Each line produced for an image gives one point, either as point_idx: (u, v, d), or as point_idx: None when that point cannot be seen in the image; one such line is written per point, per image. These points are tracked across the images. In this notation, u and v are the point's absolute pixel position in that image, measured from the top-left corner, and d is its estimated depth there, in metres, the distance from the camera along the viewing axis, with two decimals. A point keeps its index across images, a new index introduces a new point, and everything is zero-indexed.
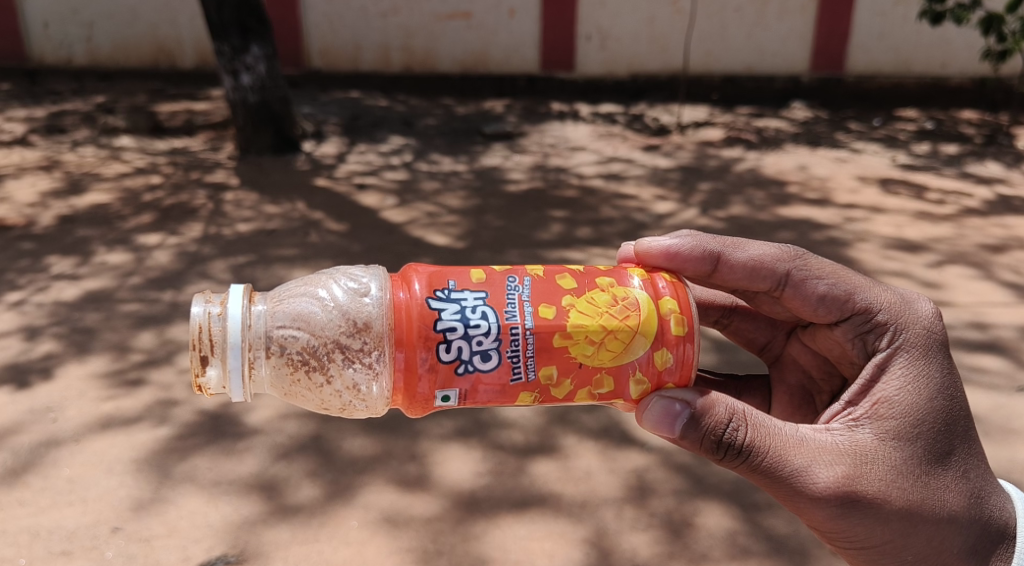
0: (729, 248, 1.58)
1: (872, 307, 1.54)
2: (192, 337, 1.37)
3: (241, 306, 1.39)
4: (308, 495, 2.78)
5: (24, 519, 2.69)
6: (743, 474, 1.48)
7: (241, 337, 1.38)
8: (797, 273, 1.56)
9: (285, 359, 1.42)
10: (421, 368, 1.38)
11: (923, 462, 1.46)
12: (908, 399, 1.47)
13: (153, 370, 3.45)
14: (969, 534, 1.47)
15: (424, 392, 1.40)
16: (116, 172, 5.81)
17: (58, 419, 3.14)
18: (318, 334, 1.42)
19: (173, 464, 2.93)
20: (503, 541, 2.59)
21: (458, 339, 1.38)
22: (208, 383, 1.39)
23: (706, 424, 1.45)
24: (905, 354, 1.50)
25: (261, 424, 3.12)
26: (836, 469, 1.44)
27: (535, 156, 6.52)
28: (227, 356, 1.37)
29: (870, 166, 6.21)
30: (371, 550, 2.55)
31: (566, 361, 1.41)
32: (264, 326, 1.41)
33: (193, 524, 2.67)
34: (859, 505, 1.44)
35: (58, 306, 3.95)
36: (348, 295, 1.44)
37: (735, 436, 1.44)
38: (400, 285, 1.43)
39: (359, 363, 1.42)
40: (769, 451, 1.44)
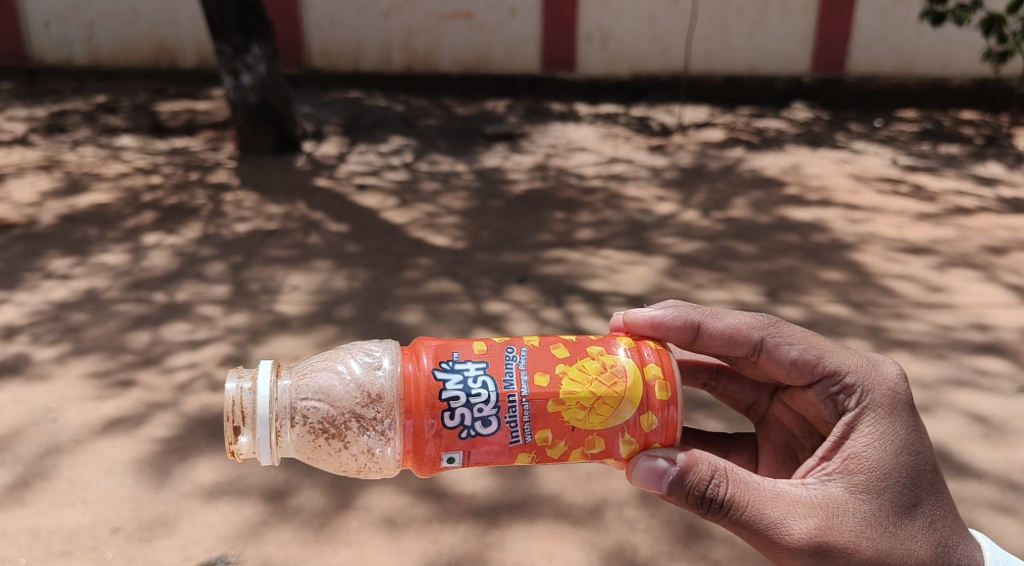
0: (709, 317, 1.63)
1: (841, 370, 1.61)
2: (226, 410, 1.45)
3: (268, 381, 1.47)
4: (309, 497, 2.76)
5: (23, 520, 2.69)
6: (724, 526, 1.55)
7: (269, 409, 1.45)
8: (770, 339, 1.62)
9: (309, 430, 1.49)
10: (428, 433, 1.46)
11: (889, 514, 1.55)
12: (875, 454, 1.56)
13: (153, 371, 3.44)
14: None
15: (432, 454, 1.47)
16: (116, 172, 5.81)
17: (57, 420, 3.13)
18: (338, 407, 1.49)
19: (174, 464, 2.92)
20: (504, 542, 2.59)
21: (461, 407, 1.46)
22: (238, 452, 1.46)
23: (690, 481, 1.51)
24: (872, 414, 1.58)
25: None
26: (809, 521, 1.52)
27: (536, 156, 6.52)
28: (256, 427, 1.45)
29: (870, 167, 6.21)
30: (372, 551, 2.55)
31: (560, 425, 1.48)
32: (289, 398, 1.49)
33: (193, 524, 2.67)
34: (834, 555, 1.52)
35: (56, 306, 3.94)
36: (364, 369, 1.50)
37: (717, 492, 1.51)
38: (409, 358, 1.51)
39: (374, 430, 1.48)
40: (749, 506, 1.51)
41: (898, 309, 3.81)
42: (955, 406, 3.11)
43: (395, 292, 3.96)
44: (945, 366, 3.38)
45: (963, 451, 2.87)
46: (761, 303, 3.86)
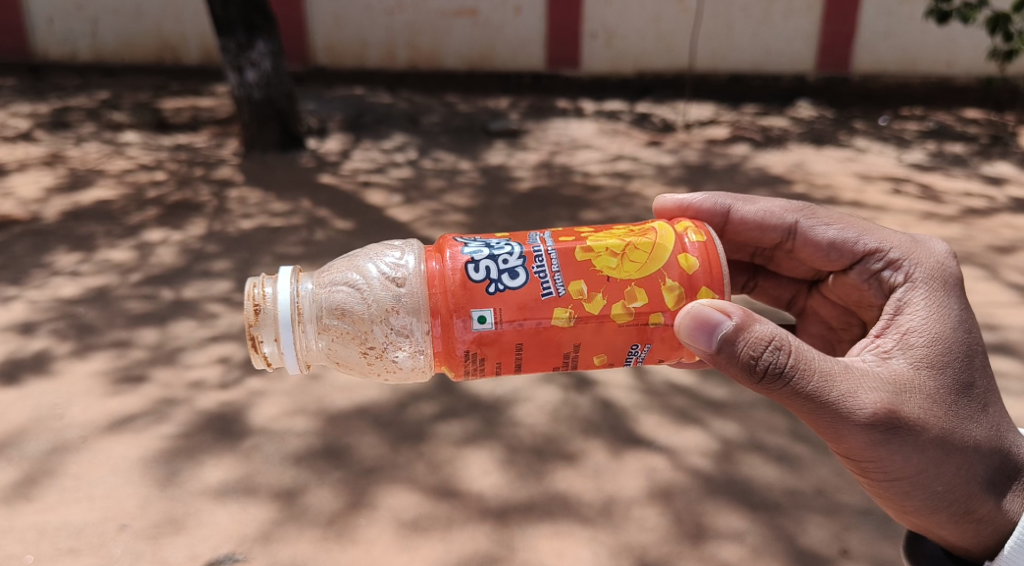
0: (739, 204, 2.00)
1: (883, 248, 1.88)
2: (248, 297, 1.66)
3: (287, 272, 1.68)
4: (321, 495, 2.76)
5: (31, 516, 2.69)
6: (782, 395, 1.67)
7: (289, 292, 1.66)
8: (802, 223, 1.97)
9: (330, 328, 1.69)
10: (469, 292, 1.63)
11: (953, 392, 1.69)
12: (933, 330, 1.74)
13: (159, 367, 3.44)
14: (991, 463, 1.69)
15: (463, 310, 1.62)
16: (119, 168, 5.80)
17: (65, 417, 3.13)
18: (351, 304, 1.68)
19: (182, 462, 2.91)
20: (512, 541, 2.59)
21: (484, 260, 1.65)
22: (265, 358, 1.67)
23: (745, 345, 1.64)
24: (924, 289, 1.81)
25: (266, 421, 3.11)
26: (873, 395, 1.66)
27: (541, 154, 6.51)
28: (276, 308, 1.65)
29: (876, 166, 6.21)
30: (380, 549, 2.56)
31: (595, 278, 1.66)
32: (311, 287, 1.70)
33: (202, 523, 2.67)
34: (892, 425, 1.66)
35: (62, 302, 3.94)
36: (387, 261, 1.71)
37: (775, 357, 1.64)
38: (433, 256, 1.69)
39: (400, 297, 1.67)
40: (809, 372, 1.65)
41: None
42: None
43: None
44: None
45: None
46: None
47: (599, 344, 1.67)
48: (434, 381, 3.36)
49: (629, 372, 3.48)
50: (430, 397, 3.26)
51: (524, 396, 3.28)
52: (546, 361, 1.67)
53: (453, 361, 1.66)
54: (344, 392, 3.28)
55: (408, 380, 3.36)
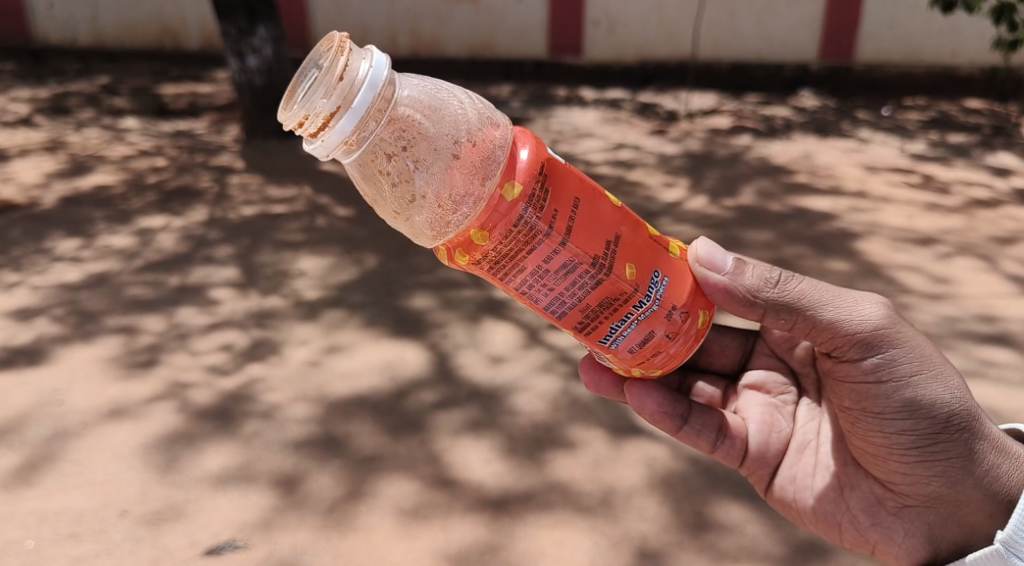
0: None
1: None
2: (335, 68, 1.59)
3: (386, 65, 1.63)
4: (320, 483, 2.77)
5: (32, 502, 2.69)
6: (800, 309, 1.89)
7: (378, 87, 1.61)
8: None
9: (399, 130, 1.66)
10: (551, 155, 1.72)
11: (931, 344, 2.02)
12: None
13: (159, 354, 3.44)
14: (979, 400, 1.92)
15: (532, 162, 1.68)
16: (120, 154, 5.79)
17: (65, 403, 3.13)
18: (431, 121, 1.68)
19: (182, 449, 2.91)
20: (512, 529, 2.60)
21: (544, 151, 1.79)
22: (324, 101, 1.59)
23: (761, 274, 1.89)
24: None
25: (267, 409, 3.11)
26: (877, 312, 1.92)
27: (543, 142, 6.49)
28: (358, 92, 1.59)
29: (879, 156, 6.20)
30: (380, 537, 2.57)
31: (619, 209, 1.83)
32: (392, 92, 1.65)
33: (201, 510, 2.67)
34: (897, 343, 1.88)
35: (63, 288, 3.94)
36: (468, 121, 1.71)
37: (793, 279, 1.90)
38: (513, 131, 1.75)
39: (466, 160, 1.68)
40: (823, 291, 1.90)
41: (905, 300, 3.80)
42: None
43: (402, 279, 4.05)
44: (954, 357, 3.37)
45: None
46: None
47: (634, 249, 1.76)
48: (433, 369, 3.36)
49: None
50: (429, 385, 3.27)
51: (523, 384, 3.27)
52: (588, 244, 1.70)
53: (505, 214, 1.65)
54: (345, 380, 3.28)
55: (408, 368, 3.36)
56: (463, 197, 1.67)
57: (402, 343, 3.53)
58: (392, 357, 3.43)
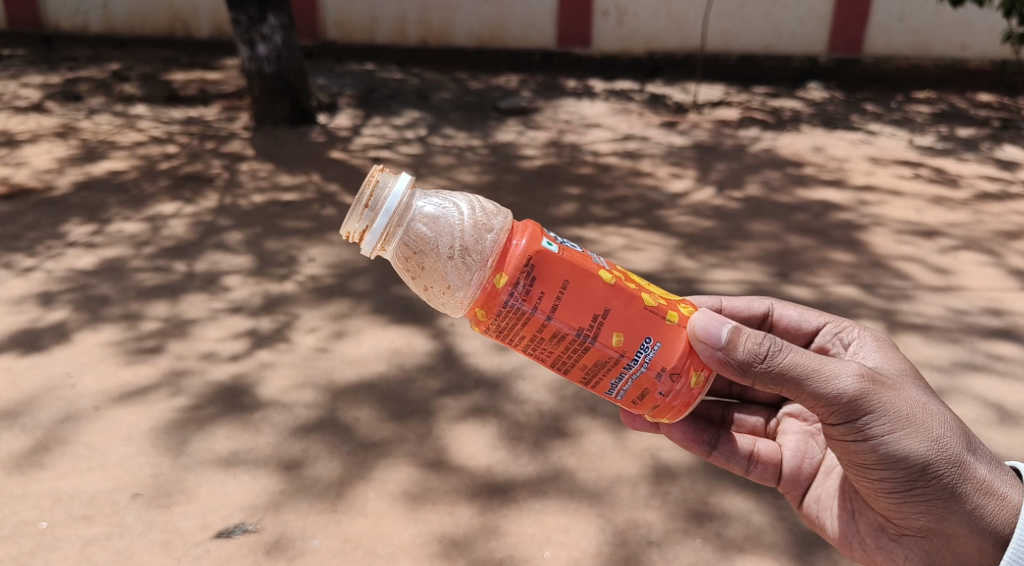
0: (725, 304, 2.19)
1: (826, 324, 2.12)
2: (362, 189, 1.74)
3: (405, 185, 1.74)
4: (328, 467, 2.80)
5: (45, 483, 2.73)
6: (777, 380, 1.75)
7: (395, 207, 1.73)
8: (770, 313, 2.17)
9: (419, 236, 1.77)
10: (544, 238, 1.74)
11: (921, 382, 1.86)
12: (885, 351, 1.97)
13: (170, 339, 3.47)
14: (971, 442, 1.79)
15: (525, 248, 1.72)
16: (130, 141, 5.81)
17: (77, 387, 3.16)
18: (447, 227, 1.78)
19: (192, 434, 2.94)
20: (518, 515, 2.63)
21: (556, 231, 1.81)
22: (355, 223, 1.73)
23: (740, 343, 1.76)
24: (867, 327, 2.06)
25: (276, 394, 3.14)
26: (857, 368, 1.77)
27: (550, 132, 6.50)
28: (376, 215, 1.73)
29: (887, 149, 6.21)
30: (388, 521, 2.59)
31: (629, 277, 1.81)
32: (413, 209, 1.77)
33: (211, 493, 2.70)
34: (876, 399, 1.74)
35: (75, 273, 3.97)
36: (476, 221, 1.78)
37: (766, 347, 1.76)
38: (522, 224, 1.78)
39: (469, 259, 1.76)
40: (798, 357, 1.75)
41: (912, 292, 3.82)
42: (970, 392, 3.11)
43: None
44: (959, 350, 3.39)
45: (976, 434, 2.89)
46: (772, 283, 3.89)
47: (624, 318, 1.75)
48: (439, 356, 3.39)
49: None
50: (437, 373, 3.29)
51: (529, 372, 3.30)
52: (574, 315, 1.73)
53: (496, 296, 1.72)
54: (353, 367, 3.31)
55: (416, 356, 3.39)
56: (466, 283, 1.75)
57: (410, 330, 3.56)
58: (400, 344, 3.46)
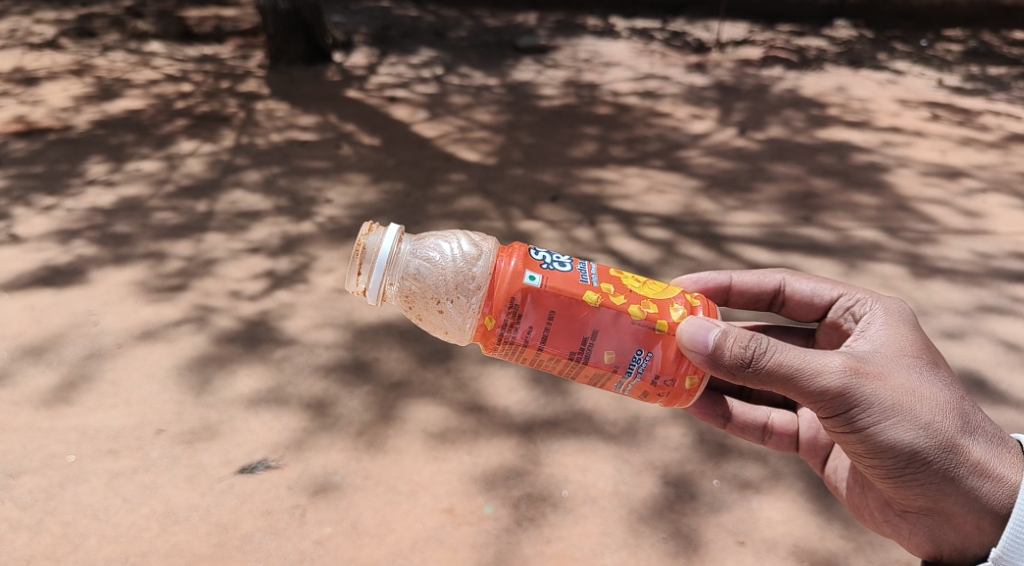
0: (737, 278, 2.36)
1: (841, 296, 2.27)
2: (355, 252, 2.03)
3: (391, 242, 2.02)
4: (349, 406, 2.83)
5: (72, 418, 2.77)
6: (771, 378, 1.95)
7: (385, 262, 2.01)
8: (783, 287, 2.34)
9: (414, 280, 2.05)
10: (529, 270, 1.97)
11: (916, 365, 1.99)
12: (889, 329, 2.08)
13: (190, 278, 3.48)
14: (961, 424, 1.95)
15: (514, 284, 1.96)
16: (145, 79, 5.76)
17: (100, 324, 3.19)
18: (435, 272, 2.05)
19: (214, 372, 2.97)
20: (538, 455, 2.66)
21: (545, 254, 2.02)
22: (355, 284, 2.03)
23: (735, 347, 1.94)
24: (880, 301, 2.17)
25: (297, 334, 3.16)
26: (845, 364, 1.94)
27: (569, 71, 6.39)
28: (371, 273, 2.01)
29: (915, 89, 6.08)
30: (409, 459, 2.63)
31: (619, 286, 2.01)
32: (406, 259, 2.05)
33: (234, 429, 2.74)
34: (862, 393, 1.92)
35: (95, 211, 3.98)
36: (462, 258, 2.03)
37: (760, 349, 1.94)
38: (508, 255, 2.01)
39: (462, 298, 2.02)
40: (788, 356, 1.93)
41: (936, 235, 3.78)
42: (993, 336, 3.09)
43: (428, 208, 4.05)
44: (983, 293, 3.36)
45: (998, 379, 2.91)
46: (794, 225, 3.86)
47: (613, 336, 1.98)
48: None
49: None
50: None
51: None
52: (567, 338, 1.98)
53: (496, 331, 1.99)
54: (373, 307, 3.32)
55: None
56: (467, 315, 2.02)
57: None
58: None
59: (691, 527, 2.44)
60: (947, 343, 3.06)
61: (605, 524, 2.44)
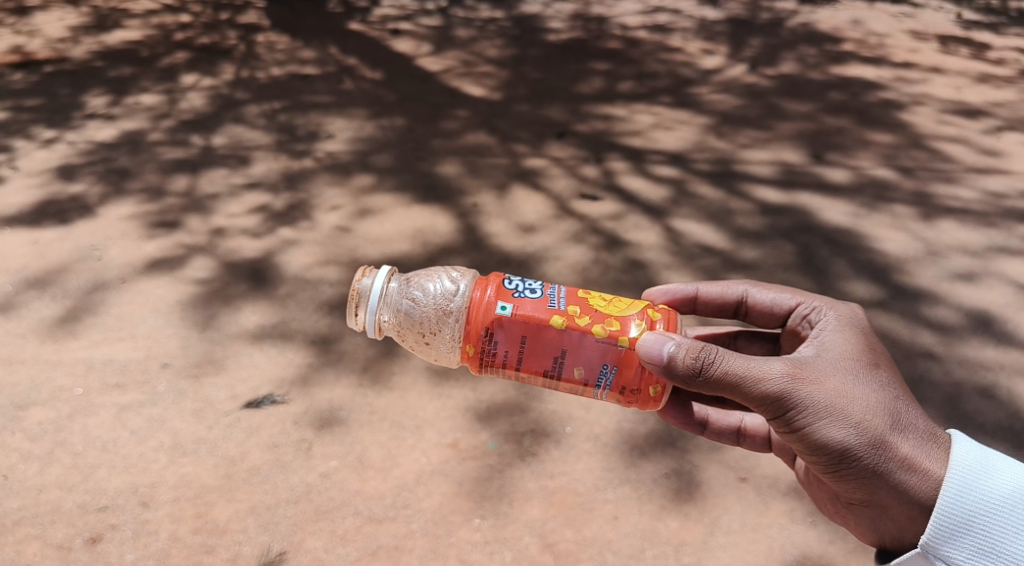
0: (703, 288, 2.13)
1: (798, 303, 2.05)
2: (349, 297, 1.98)
3: (378, 282, 1.96)
4: (354, 343, 2.83)
5: (78, 352, 2.78)
6: (705, 384, 1.79)
7: (375, 302, 1.95)
8: (748, 297, 2.11)
9: (406, 315, 1.99)
10: (496, 299, 1.88)
11: (855, 367, 1.82)
12: (836, 334, 1.91)
13: (192, 214, 3.45)
14: (899, 424, 1.77)
15: (484, 316, 1.87)
16: (143, 9, 5.63)
17: (104, 259, 3.18)
18: (424, 307, 1.97)
19: (219, 307, 2.97)
20: (542, 393, 2.66)
21: (516, 281, 1.91)
22: (352, 324, 1.98)
23: (675, 357, 1.77)
24: (829, 307, 1.98)
25: (300, 271, 3.15)
26: (780, 368, 1.78)
27: (577, 3, 6.23)
28: (362, 312, 1.96)
29: (932, 23, 5.93)
30: (413, 396, 2.63)
31: (585, 307, 1.88)
32: (396, 298, 1.99)
33: (240, 364, 2.75)
34: (795, 396, 1.77)
35: (95, 146, 3.93)
36: (443, 292, 1.95)
37: (695, 354, 1.78)
38: (482, 284, 1.92)
39: (446, 331, 1.94)
40: (720, 361, 1.77)
41: (950, 174, 3.73)
42: (1005, 278, 3.07)
43: (432, 145, 3.99)
44: (997, 233, 3.32)
45: (1008, 320, 2.90)
46: (805, 165, 3.80)
47: (581, 355, 1.86)
48: (464, 237, 3.35)
49: (660, 227, 3.38)
50: (460, 252, 3.27)
51: (555, 254, 3.24)
52: (538, 362, 1.88)
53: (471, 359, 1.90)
54: (377, 245, 3.29)
55: (440, 235, 3.36)
56: (451, 346, 1.94)
57: (433, 209, 3.52)
58: (423, 223, 3.43)
59: (692, 462, 2.44)
60: (958, 285, 3.04)
61: (607, 459, 2.45)
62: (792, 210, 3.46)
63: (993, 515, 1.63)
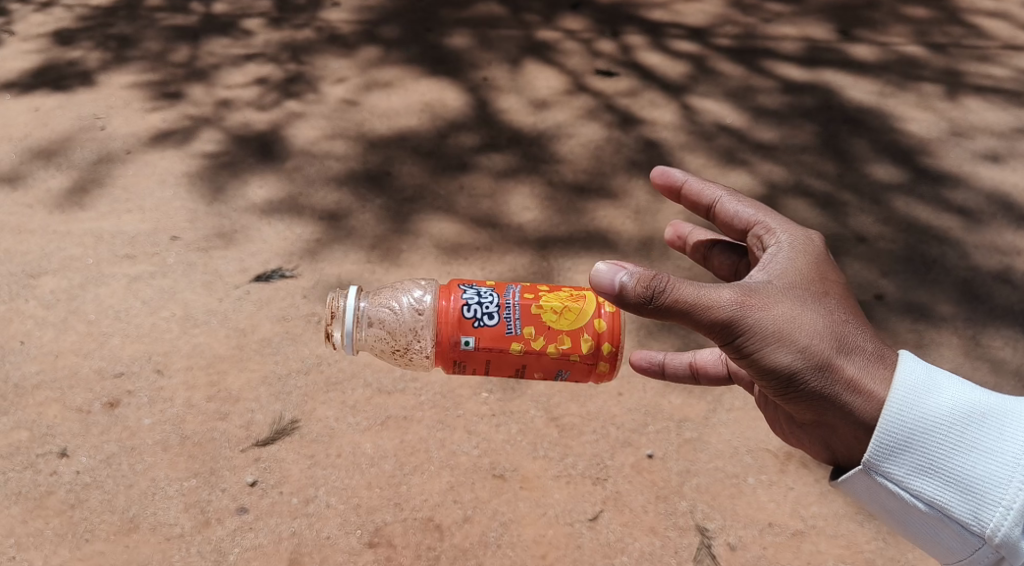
0: (691, 183, 1.81)
1: (756, 222, 1.73)
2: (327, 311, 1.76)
3: (351, 303, 1.73)
4: (363, 219, 2.82)
5: (86, 223, 2.78)
6: (649, 315, 1.47)
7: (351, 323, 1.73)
8: (719, 203, 1.79)
9: (373, 332, 1.76)
10: (453, 330, 1.68)
11: (803, 290, 1.54)
12: (784, 257, 1.61)
13: (195, 85, 3.38)
14: (850, 346, 1.50)
15: (452, 351, 1.69)
16: None
17: (108, 129, 3.14)
18: (399, 323, 1.75)
19: (227, 180, 2.95)
20: (551, 272, 2.68)
21: (472, 301, 1.69)
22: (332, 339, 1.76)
23: (628, 288, 1.45)
24: (778, 229, 1.68)
25: (307, 145, 3.11)
26: (728, 292, 1.47)
27: None
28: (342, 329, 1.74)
29: None
30: (423, 273, 2.65)
31: (539, 324, 1.71)
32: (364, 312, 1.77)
33: (249, 237, 2.75)
34: (744, 321, 1.46)
35: (93, 11, 3.81)
36: (411, 306, 1.74)
37: (644, 282, 1.44)
38: (443, 295, 1.71)
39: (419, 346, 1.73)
40: (669, 288, 1.44)
41: (982, 52, 3.63)
42: None
43: (441, 15, 3.86)
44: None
45: None
46: (829, 41, 3.69)
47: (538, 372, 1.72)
48: (474, 112, 3.30)
49: (676, 106, 3.32)
50: (470, 128, 3.22)
51: (567, 132, 3.20)
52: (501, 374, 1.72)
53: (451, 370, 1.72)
54: (385, 119, 3.24)
55: (450, 109, 3.31)
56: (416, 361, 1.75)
57: (443, 83, 3.45)
58: (432, 98, 3.37)
59: (701, 339, 2.47)
60: (981, 167, 3.02)
61: None
62: (815, 89, 3.40)
63: (936, 428, 1.35)
